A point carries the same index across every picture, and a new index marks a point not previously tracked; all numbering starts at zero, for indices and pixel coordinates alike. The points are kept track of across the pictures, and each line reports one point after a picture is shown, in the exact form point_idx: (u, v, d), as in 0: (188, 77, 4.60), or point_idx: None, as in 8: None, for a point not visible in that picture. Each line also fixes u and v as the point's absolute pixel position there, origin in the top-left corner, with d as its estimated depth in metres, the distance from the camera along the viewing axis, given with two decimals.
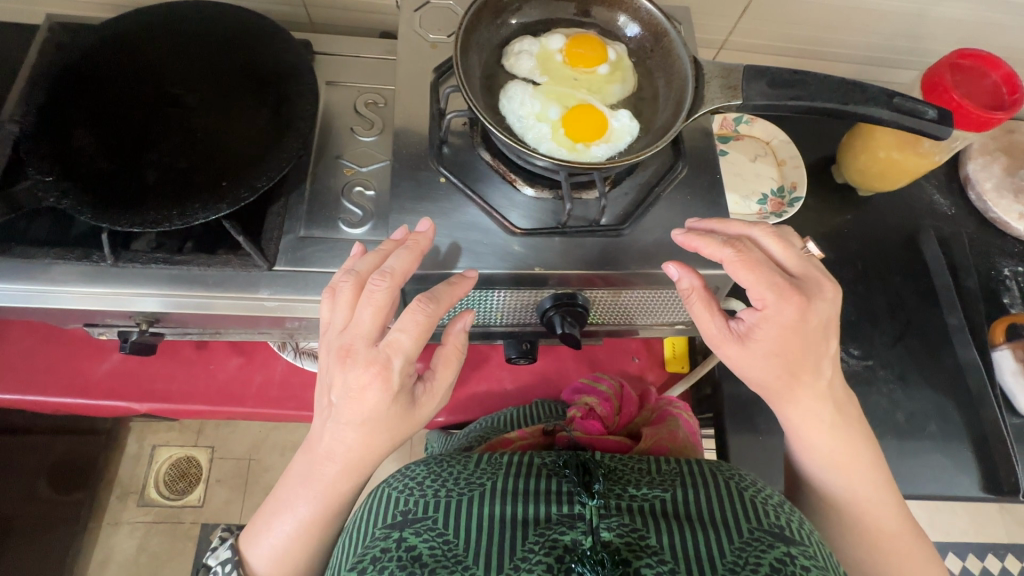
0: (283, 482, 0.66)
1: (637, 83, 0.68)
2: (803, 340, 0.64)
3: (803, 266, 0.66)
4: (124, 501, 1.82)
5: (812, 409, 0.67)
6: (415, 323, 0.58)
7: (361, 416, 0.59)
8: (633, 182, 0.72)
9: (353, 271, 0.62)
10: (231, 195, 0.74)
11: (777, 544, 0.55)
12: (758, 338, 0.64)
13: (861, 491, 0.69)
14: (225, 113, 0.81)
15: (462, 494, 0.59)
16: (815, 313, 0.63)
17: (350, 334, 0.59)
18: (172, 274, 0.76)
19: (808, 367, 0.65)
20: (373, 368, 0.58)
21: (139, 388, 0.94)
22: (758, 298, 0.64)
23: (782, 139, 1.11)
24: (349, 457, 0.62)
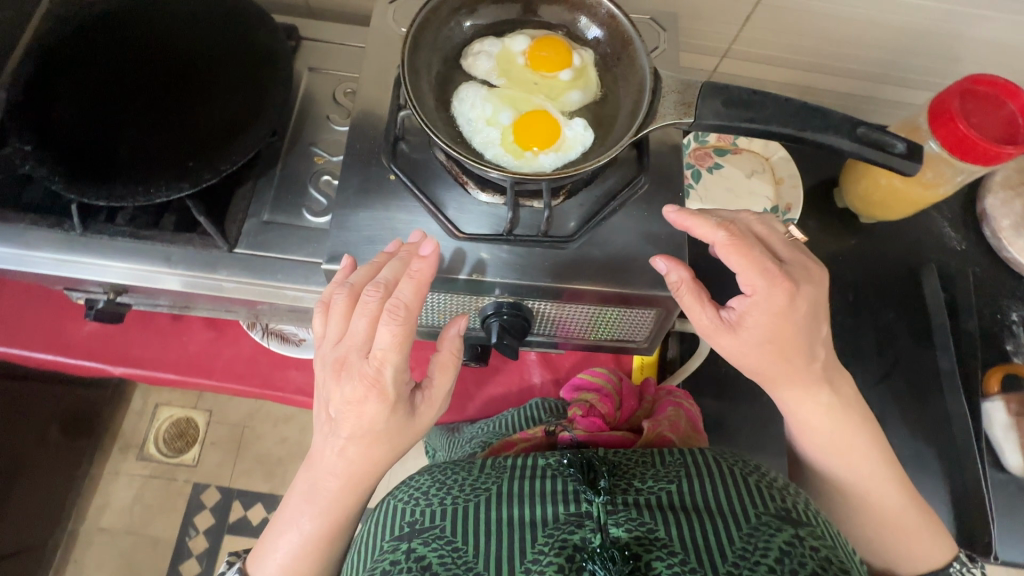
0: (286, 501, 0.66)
1: (599, 91, 0.66)
2: (795, 325, 0.63)
3: (791, 251, 0.65)
4: (125, 453, 1.90)
5: (809, 393, 0.67)
6: (398, 332, 0.57)
7: (360, 429, 0.59)
8: (590, 194, 0.70)
9: (348, 284, 0.60)
10: (195, 176, 0.75)
11: (785, 527, 0.56)
12: (750, 326, 0.63)
13: (863, 472, 0.69)
14: (204, 93, 0.82)
15: (468, 500, 0.60)
16: (802, 298, 0.62)
17: (344, 347, 0.59)
18: (137, 248, 0.78)
19: (800, 350, 0.64)
20: (367, 381, 0.57)
21: (115, 352, 0.98)
22: (748, 284, 0.62)
23: (782, 156, 1.06)
24: (351, 470, 0.61)
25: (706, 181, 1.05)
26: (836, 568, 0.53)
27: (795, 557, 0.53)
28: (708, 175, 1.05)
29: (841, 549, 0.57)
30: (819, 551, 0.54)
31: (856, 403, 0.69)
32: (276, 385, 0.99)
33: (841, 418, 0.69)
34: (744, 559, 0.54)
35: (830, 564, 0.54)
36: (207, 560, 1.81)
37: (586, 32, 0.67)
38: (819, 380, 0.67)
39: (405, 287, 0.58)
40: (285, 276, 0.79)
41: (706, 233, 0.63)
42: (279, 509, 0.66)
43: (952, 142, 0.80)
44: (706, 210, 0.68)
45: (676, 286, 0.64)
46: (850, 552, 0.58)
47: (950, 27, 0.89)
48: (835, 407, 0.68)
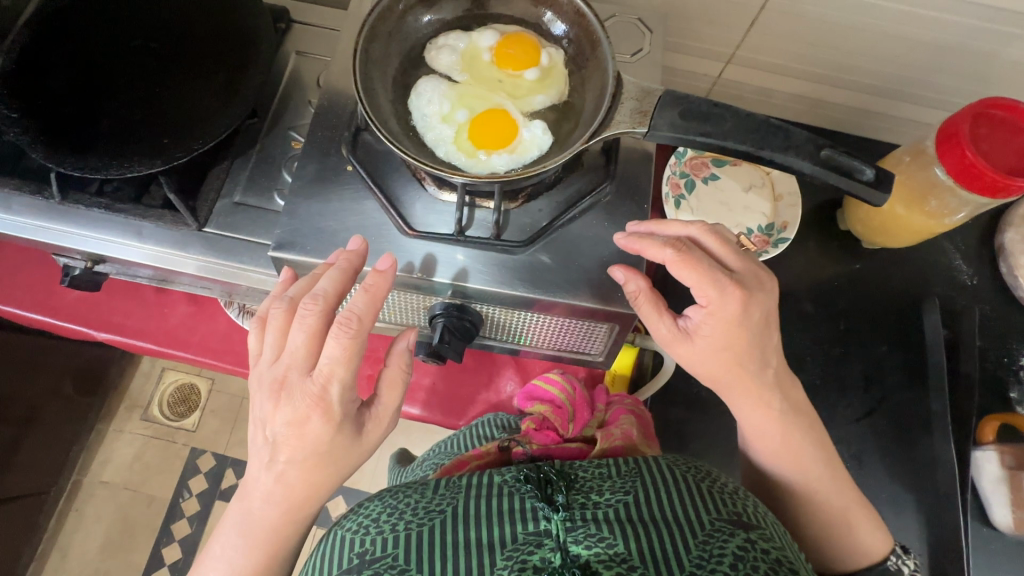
0: (220, 531, 0.63)
1: (564, 93, 0.63)
2: (748, 335, 0.60)
3: (743, 260, 0.61)
4: (130, 412, 1.98)
5: (764, 406, 0.64)
6: (341, 348, 0.55)
7: (302, 451, 0.58)
8: (551, 199, 0.68)
9: (286, 298, 0.60)
10: (168, 154, 0.76)
11: (737, 532, 0.55)
12: (706, 334, 0.60)
13: (818, 489, 0.66)
14: (188, 71, 0.83)
15: (422, 523, 0.56)
16: (756, 305, 0.59)
17: (284, 366, 0.57)
18: (112, 221, 0.80)
19: (753, 360, 0.61)
20: (310, 400, 0.56)
21: (100, 318, 1.01)
22: (701, 295, 0.59)
23: (783, 171, 1.01)
24: (291, 495, 0.60)
25: (700, 192, 1.00)
26: (787, 569, 0.53)
27: (748, 562, 0.52)
28: (703, 185, 1.01)
29: (791, 549, 0.57)
30: (770, 554, 0.54)
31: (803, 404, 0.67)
32: (248, 364, 1.01)
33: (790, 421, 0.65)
34: (702, 567, 0.52)
35: (781, 566, 0.53)
36: (196, 523, 1.87)
37: (552, 28, 0.64)
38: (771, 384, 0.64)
39: (357, 300, 0.57)
40: (250, 260, 0.79)
41: (656, 254, 0.60)
42: (211, 540, 0.63)
43: (958, 168, 0.74)
44: (658, 221, 0.64)
45: (633, 296, 0.62)
46: (800, 552, 0.57)
47: (976, 44, 0.82)
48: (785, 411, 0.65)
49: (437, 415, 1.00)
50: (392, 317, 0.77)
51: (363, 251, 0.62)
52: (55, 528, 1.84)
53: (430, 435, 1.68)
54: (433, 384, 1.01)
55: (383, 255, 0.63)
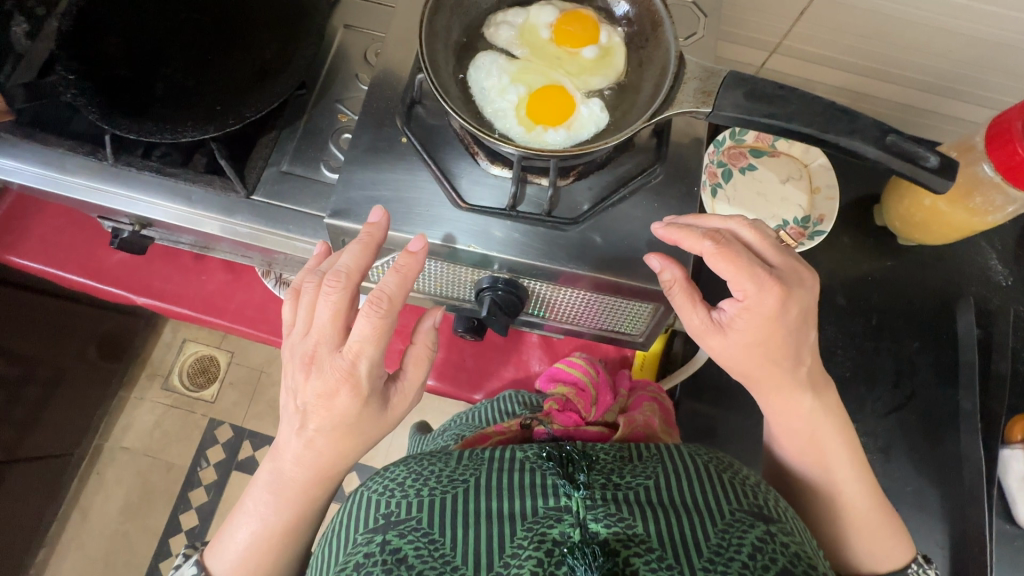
0: (250, 490, 0.65)
1: (622, 72, 0.63)
2: (784, 332, 0.60)
3: (782, 257, 0.61)
4: (151, 381, 2.01)
5: (793, 400, 0.65)
6: (371, 325, 0.55)
7: (332, 422, 0.58)
8: (601, 178, 0.68)
9: (319, 272, 0.61)
10: (221, 121, 0.77)
11: (757, 524, 0.56)
12: (739, 329, 0.60)
13: (844, 486, 0.67)
14: (240, 39, 0.84)
15: (445, 491, 0.57)
16: (793, 302, 0.59)
17: (314, 340, 0.58)
18: (161, 184, 0.82)
19: (788, 356, 0.61)
20: (339, 374, 0.56)
21: (139, 283, 1.03)
22: (738, 289, 0.59)
23: (822, 164, 1.01)
24: (319, 462, 0.61)
25: (737, 181, 1.00)
26: (805, 564, 0.54)
27: (766, 554, 0.53)
28: (740, 175, 1.01)
29: (808, 543, 0.58)
30: (789, 548, 0.55)
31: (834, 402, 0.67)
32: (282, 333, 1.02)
33: (820, 419, 0.66)
34: (719, 555, 0.53)
35: (799, 560, 0.54)
36: (213, 491, 1.91)
37: (614, 8, 0.65)
38: (800, 382, 0.64)
39: (388, 279, 0.57)
40: (295, 228, 0.80)
41: (694, 245, 0.60)
42: (240, 500, 0.65)
43: (1007, 165, 0.74)
44: (696, 215, 0.64)
45: (669, 286, 0.62)
46: (817, 547, 0.58)
47: None
48: (814, 409, 0.66)
49: (466, 392, 1.01)
50: (436, 289, 0.78)
51: (385, 224, 0.62)
52: (77, 490, 1.89)
53: (446, 415, 1.70)
54: (461, 361, 1.03)
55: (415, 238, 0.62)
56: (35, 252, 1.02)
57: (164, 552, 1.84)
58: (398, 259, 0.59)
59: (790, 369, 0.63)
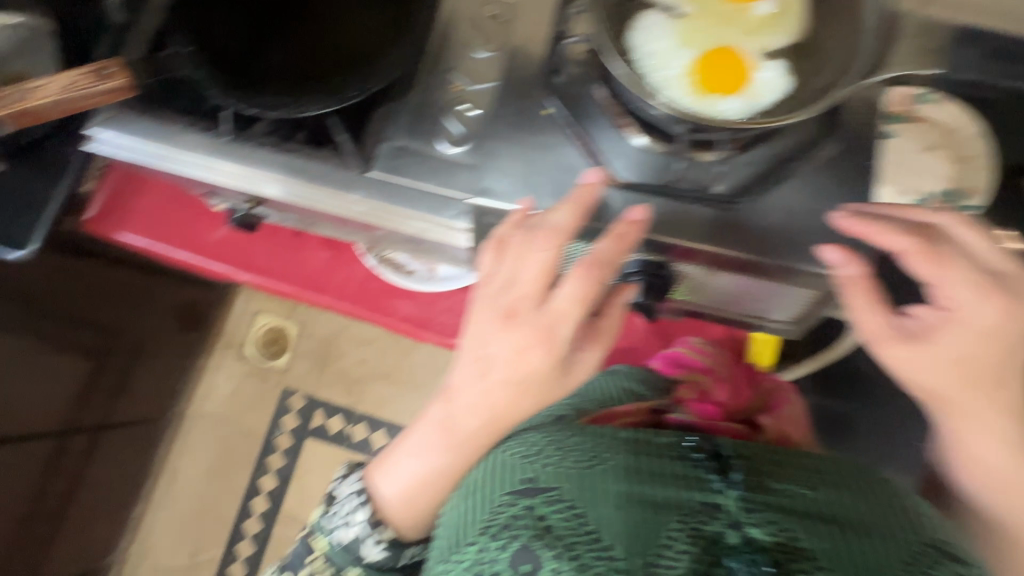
0: (418, 425, 0.67)
1: (802, 30, 0.56)
2: (1005, 350, 0.54)
3: (1008, 266, 0.55)
4: (226, 351, 2.08)
5: (992, 433, 0.55)
6: (584, 287, 0.55)
7: (518, 377, 0.57)
8: (764, 150, 0.62)
9: (525, 229, 0.59)
10: (340, 93, 0.73)
11: (943, 560, 0.49)
12: (941, 338, 0.55)
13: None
14: (352, 8, 0.80)
15: (590, 465, 0.54)
16: (1016, 318, 0.53)
17: (517, 294, 0.57)
18: (279, 160, 0.79)
19: (1000, 378, 0.54)
20: (540, 331, 0.56)
21: (242, 260, 1.03)
22: (946, 293, 0.55)
23: (978, 127, 0.85)
24: (494, 416, 0.59)
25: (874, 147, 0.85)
26: None
27: None
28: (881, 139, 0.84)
29: None
30: None
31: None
32: (384, 311, 1.01)
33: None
34: None
35: None
36: (290, 456, 1.98)
37: None
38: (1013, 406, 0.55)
39: (605, 244, 0.56)
40: (416, 206, 0.77)
41: (892, 242, 0.56)
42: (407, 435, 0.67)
43: None
44: (903, 207, 0.59)
45: (846, 283, 0.57)
46: None
47: None
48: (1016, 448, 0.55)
49: None
50: None
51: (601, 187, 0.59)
52: (165, 452, 2.00)
53: None
54: None
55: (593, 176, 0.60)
56: (142, 230, 1.03)
57: (247, 512, 1.94)
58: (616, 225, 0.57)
59: (997, 395, 0.54)
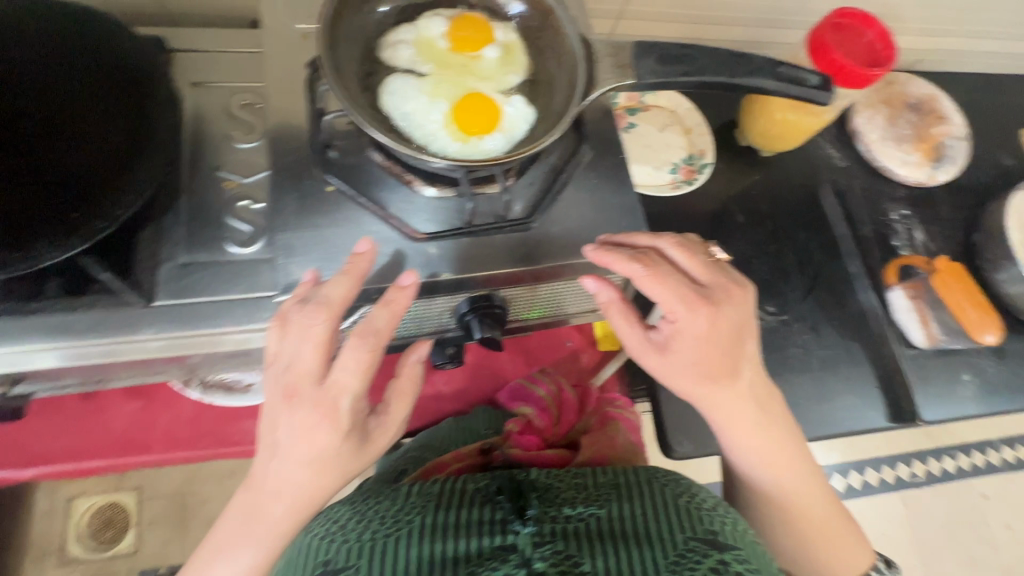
0: (214, 527, 0.57)
1: (528, 65, 0.64)
2: (720, 348, 0.64)
3: (711, 275, 0.66)
4: (44, 562, 1.62)
5: (738, 415, 0.68)
6: (359, 360, 0.54)
7: (307, 458, 0.54)
8: (538, 170, 0.69)
9: (302, 299, 0.57)
10: (86, 228, 0.63)
11: (710, 553, 0.58)
12: (677, 348, 0.64)
13: (790, 487, 0.72)
14: (69, 129, 0.69)
15: (388, 534, 0.59)
16: (723, 319, 0.64)
17: (293, 374, 0.55)
18: (30, 325, 0.66)
19: (727, 371, 0.65)
20: (323, 409, 0.54)
21: (21, 454, 0.82)
22: (670, 311, 0.64)
23: (687, 107, 1.12)
24: (295, 500, 0.55)
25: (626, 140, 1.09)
26: None
27: None
28: (626, 135, 1.08)
29: (764, 568, 0.59)
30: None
31: (786, 419, 0.71)
32: (232, 441, 0.89)
33: (770, 433, 0.70)
34: None
35: None
36: None
37: (506, 8, 0.65)
38: (749, 399, 0.68)
39: (378, 314, 0.56)
40: (227, 319, 0.70)
41: (627, 269, 0.63)
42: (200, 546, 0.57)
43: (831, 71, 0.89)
44: (628, 234, 0.68)
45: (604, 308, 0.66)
46: (772, 568, 0.60)
47: None
48: (761, 423, 0.69)
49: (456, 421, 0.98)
50: (411, 329, 0.73)
51: (373, 256, 0.59)
52: None
53: None
54: (440, 392, 0.99)
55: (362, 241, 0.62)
56: None
57: None
58: (387, 293, 0.57)
59: (735, 386, 0.66)
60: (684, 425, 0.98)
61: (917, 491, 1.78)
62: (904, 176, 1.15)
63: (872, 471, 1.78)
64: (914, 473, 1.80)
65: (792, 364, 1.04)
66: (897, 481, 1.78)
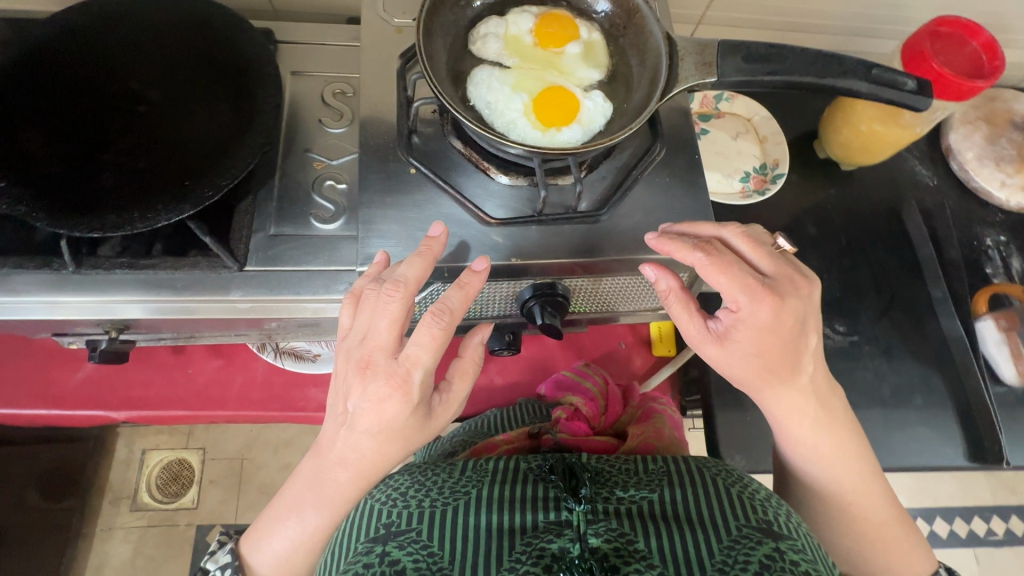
0: (290, 484, 0.65)
1: (610, 63, 0.66)
2: (781, 341, 0.62)
3: (776, 266, 0.64)
4: (118, 506, 1.77)
5: (793, 408, 0.67)
6: (432, 337, 0.57)
7: (378, 426, 0.58)
8: (611, 165, 0.70)
9: (379, 279, 0.59)
10: (195, 195, 0.70)
11: (765, 540, 0.56)
12: (737, 339, 0.63)
13: (846, 484, 0.70)
14: (186, 107, 0.77)
15: (448, 503, 0.59)
16: (789, 312, 0.61)
17: (368, 347, 0.57)
18: (141, 279, 0.73)
19: (786, 364, 0.63)
20: (394, 381, 0.57)
21: (118, 396, 0.92)
22: (731, 300, 0.62)
23: (763, 116, 1.10)
24: (361, 463, 0.61)
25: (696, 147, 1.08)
26: None
27: (775, 570, 0.54)
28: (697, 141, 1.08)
29: (820, 560, 0.58)
30: (798, 564, 0.55)
31: (845, 415, 0.70)
32: (297, 405, 0.95)
33: (824, 429, 0.68)
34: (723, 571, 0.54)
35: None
36: None
37: (593, 6, 0.67)
38: (808, 392, 0.67)
39: (452, 293, 0.59)
40: (304, 289, 0.75)
41: (688, 257, 0.63)
42: (277, 502, 0.66)
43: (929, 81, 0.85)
44: (692, 223, 0.67)
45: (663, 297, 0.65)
46: (826, 560, 0.59)
47: None
48: (817, 416, 0.68)
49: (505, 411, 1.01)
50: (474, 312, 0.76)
51: (444, 238, 0.62)
52: None
53: None
54: (493, 383, 1.03)
55: (433, 225, 0.64)
56: None
57: None
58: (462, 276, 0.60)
59: (793, 379, 0.65)
60: (737, 439, 0.95)
61: (995, 548, 1.63)
62: (1002, 200, 1.07)
63: (943, 520, 1.63)
64: (992, 528, 1.64)
65: (861, 388, 0.98)
66: (970, 534, 1.63)
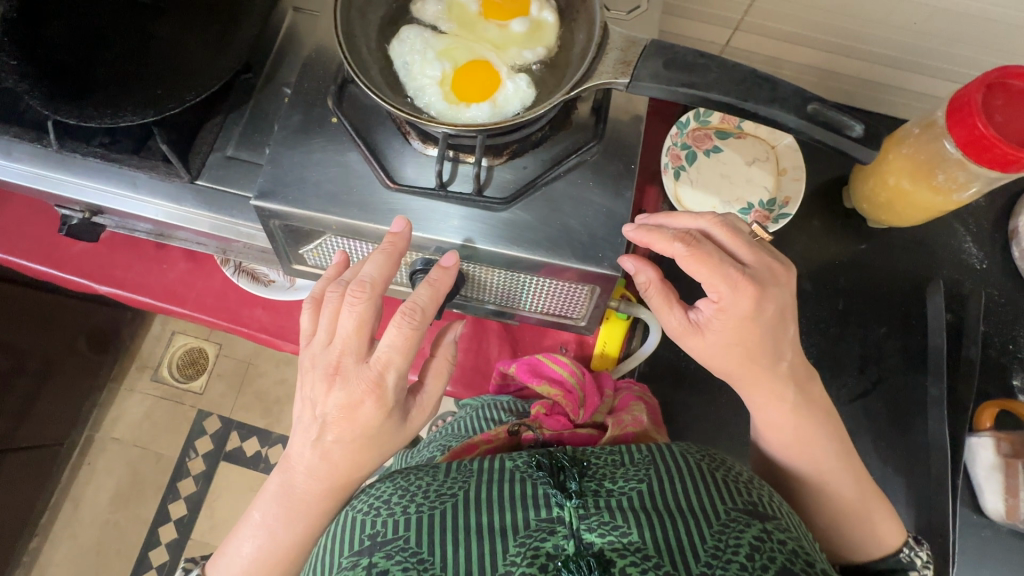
0: (257, 501, 0.61)
1: (553, 47, 0.62)
2: (760, 332, 0.58)
3: (757, 253, 0.59)
4: (141, 372, 2.00)
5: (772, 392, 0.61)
6: (402, 335, 0.56)
7: (352, 434, 0.57)
8: (536, 158, 0.67)
9: (343, 282, 0.60)
10: (161, 104, 0.76)
11: (754, 522, 0.53)
12: (716, 329, 0.59)
13: (830, 468, 0.62)
14: (184, 24, 0.82)
15: (434, 506, 0.55)
16: (770, 301, 0.58)
17: (338, 350, 0.57)
18: (109, 171, 0.81)
19: (766, 353, 0.59)
20: (365, 385, 0.56)
21: (101, 272, 1.03)
22: (713, 291, 0.58)
23: (788, 145, 0.98)
24: (334, 473, 0.59)
25: (702, 164, 0.98)
26: (804, 561, 0.52)
27: (764, 553, 0.51)
28: (704, 158, 0.98)
29: (806, 538, 0.55)
30: (786, 545, 0.52)
31: (824, 402, 0.64)
32: (241, 321, 1.02)
33: (804, 417, 0.62)
34: (716, 558, 0.50)
35: (797, 558, 0.52)
36: (201, 481, 1.88)
37: None
38: (782, 379, 0.61)
39: (420, 292, 0.59)
40: (241, 213, 0.80)
41: (670, 248, 0.58)
42: (240, 523, 0.61)
43: (967, 140, 0.71)
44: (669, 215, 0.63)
45: (644, 286, 0.62)
46: (812, 540, 0.56)
47: (1010, 15, 0.77)
48: (798, 401, 0.62)
49: None
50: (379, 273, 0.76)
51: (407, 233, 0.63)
52: (69, 481, 1.87)
53: None
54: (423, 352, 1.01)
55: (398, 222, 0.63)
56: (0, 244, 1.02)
57: (154, 541, 1.82)
58: (431, 274, 0.62)
59: (768, 363, 0.60)
60: None
61: None
62: None
63: None
64: None
65: None
66: None
